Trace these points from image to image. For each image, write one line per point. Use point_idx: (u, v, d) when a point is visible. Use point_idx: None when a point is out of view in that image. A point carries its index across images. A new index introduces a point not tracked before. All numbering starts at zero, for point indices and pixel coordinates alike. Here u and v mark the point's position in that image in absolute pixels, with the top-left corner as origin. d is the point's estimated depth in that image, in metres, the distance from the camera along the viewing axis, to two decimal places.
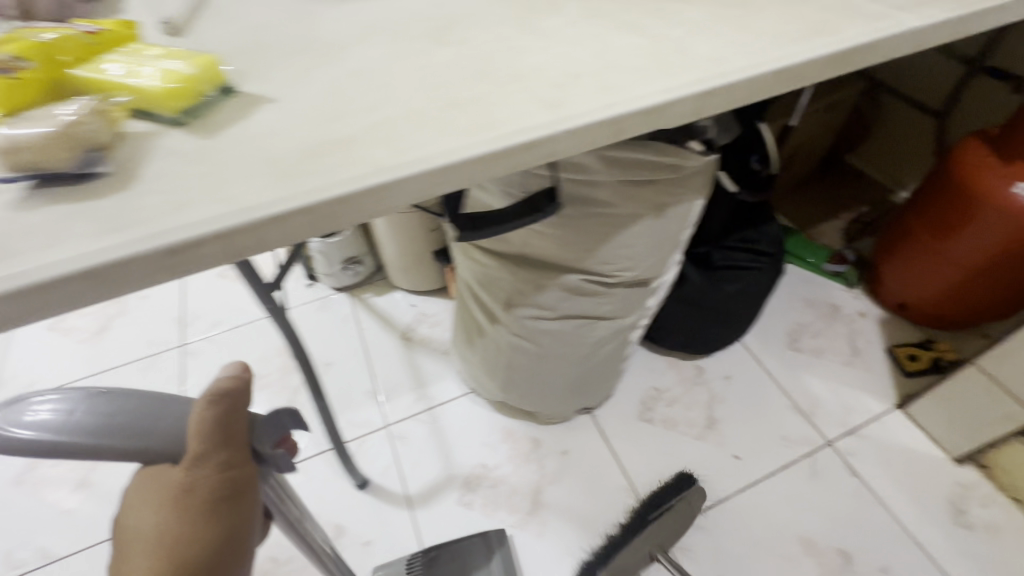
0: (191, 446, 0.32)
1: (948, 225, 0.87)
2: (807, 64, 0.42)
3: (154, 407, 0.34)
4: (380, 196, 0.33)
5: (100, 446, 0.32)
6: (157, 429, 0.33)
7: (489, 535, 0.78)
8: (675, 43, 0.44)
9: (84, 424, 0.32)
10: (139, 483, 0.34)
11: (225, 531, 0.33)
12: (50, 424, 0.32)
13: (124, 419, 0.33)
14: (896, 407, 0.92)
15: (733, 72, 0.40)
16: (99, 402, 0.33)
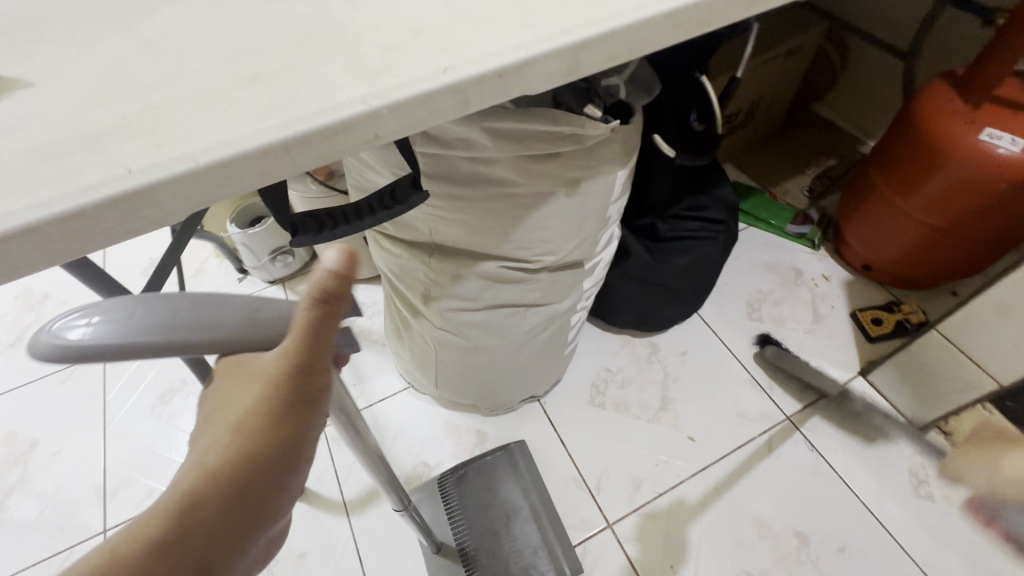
0: (289, 338, 0.26)
1: (913, 175, 0.80)
2: (704, 5, 0.34)
3: (225, 303, 0.29)
4: (137, 205, 0.26)
5: (210, 340, 0.28)
6: (224, 319, 0.28)
7: (511, 449, 0.82)
8: None
9: (143, 323, 0.26)
10: (226, 366, 0.29)
11: (300, 433, 0.28)
12: (130, 331, 0.26)
13: (185, 313, 0.27)
14: (858, 374, 0.87)
15: (612, 17, 0.32)
16: (161, 300, 0.27)
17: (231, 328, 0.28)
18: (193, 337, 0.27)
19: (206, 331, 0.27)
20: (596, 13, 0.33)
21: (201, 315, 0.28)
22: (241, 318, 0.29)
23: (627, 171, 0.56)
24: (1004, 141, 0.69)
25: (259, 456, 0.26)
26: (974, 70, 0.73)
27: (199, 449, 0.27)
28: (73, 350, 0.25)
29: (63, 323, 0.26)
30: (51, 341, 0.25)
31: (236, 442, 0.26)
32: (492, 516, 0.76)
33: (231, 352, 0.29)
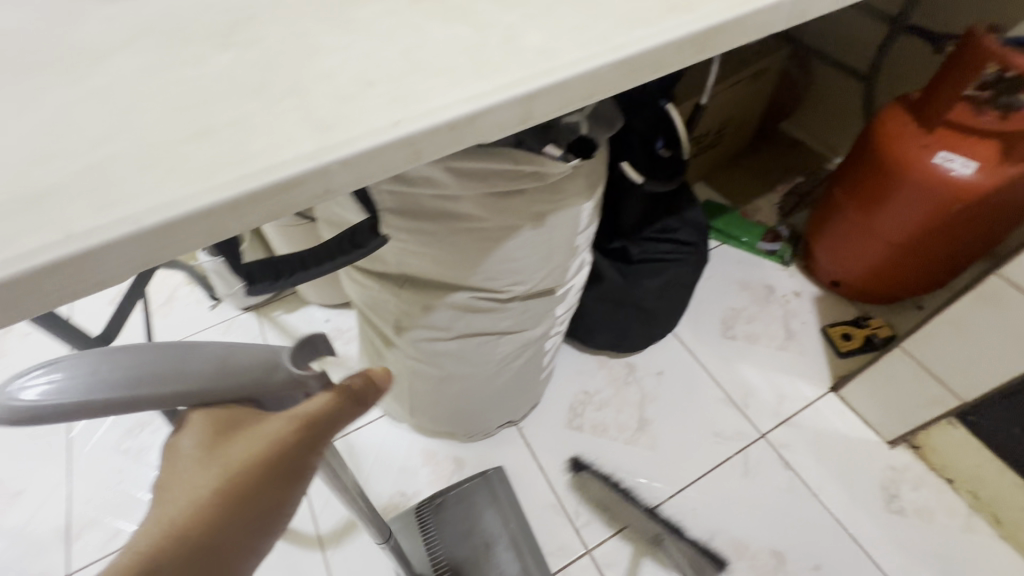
0: (303, 411, 0.29)
1: (874, 196, 0.82)
2: (653, 52, 0.35)
3: (189, 355, 0.29)
4: (76, 270, 0.26)
5: (169, 392, 0.28)
6: (189, 370, 0.29)
7: (489, 475, 0.80)
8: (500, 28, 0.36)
9: (105, 378, 0.27)
10: (198, 416, 0.29)
11: (280, 507, 0.27)
12: (90, 386, 0.27)
13: (148, 366, 0.28)
14: (830, 389, 0.89)
15: (564, 66, 0.33)
16: (127, 355, 0.28)
17: (200, 379, 0.29)
18: (157, 389, 0.28)
19: (168, 383, 0.28)
20: (547, 63, 0.33)
21: (164, 366, 0.28)
22: (208, 370, 0.29)
23: (593, 202, 0.56)
24: (957, 164, 0.72)
25: (239, 518, 0.25)
26: (927, 96, 0.76)
27: (169, 502, 0.25)
28: (35, 409, 0.26)
29: (26, 381, 0.27)
30: (13, 400, 0.26)
31: (213, 497, 0.25)
32: (471, 545, 0.75)
33: (212, 405, 0.29)
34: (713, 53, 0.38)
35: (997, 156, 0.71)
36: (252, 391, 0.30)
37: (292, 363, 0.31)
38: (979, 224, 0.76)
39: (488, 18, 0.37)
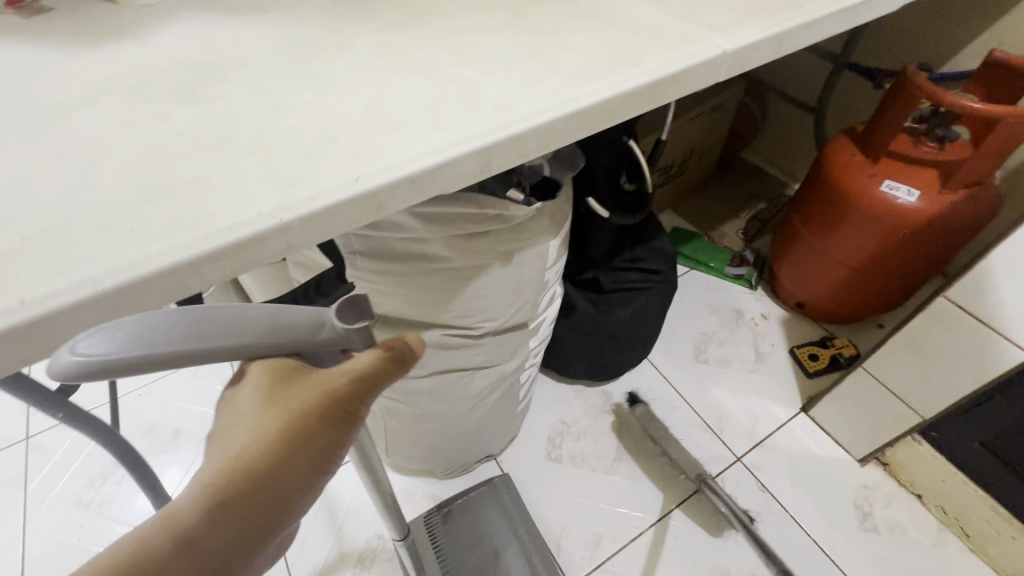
0: (351, 370, 0.29)
1: (829, 222, 0.86)
2: (605, 105, 0.37)
3: (237, 311, 0.27)
4: (31, 336, 0.25)
5: (234, 345, 0.27)
6: (251, 326, 0.27)
7: (495, 483, 0.80)
8: (459, 85, 0.38)
9: (167, 331, 0.25)
10: (258, 367, 0.29)
11: (328, 455, 0.29)
12: (151, 342, 0.24)
13: (207, 319, 0.26)
14: (801, 410, 0.91)
15: (521, 119, 0.35)
16: (173, 313, 0.26)
17: (256, 334, 0.27)
18: (221, 342, 0.26)
19: (230, 337, 0.26)
20: (503, 117, 0.35)
21: (223, 322, 0.27)
22: (262, 322, 0.28)
23: (560, 239, 0.58)
24: (902, 192, 0.76)
25: (293, 463, 0.28)
26: (870, 129, 0.80)
27: (229, 446, 0.27)
28: (93, 368, 0.23)
29: (75, 344, 0.23)
30: (68, 363, 0.23)
31: (271, 446, 0.27)
32: (479, 555, 0.74)
33: (268, 357, 0.29)
34: (662, 103, 0.40)
35: (938, 183, 0.76)
36: (303, 348, 0.29)
37: (339, 322, 0.30)
38: (927, 247, 0.80)
39: (447, 75, 0.39)
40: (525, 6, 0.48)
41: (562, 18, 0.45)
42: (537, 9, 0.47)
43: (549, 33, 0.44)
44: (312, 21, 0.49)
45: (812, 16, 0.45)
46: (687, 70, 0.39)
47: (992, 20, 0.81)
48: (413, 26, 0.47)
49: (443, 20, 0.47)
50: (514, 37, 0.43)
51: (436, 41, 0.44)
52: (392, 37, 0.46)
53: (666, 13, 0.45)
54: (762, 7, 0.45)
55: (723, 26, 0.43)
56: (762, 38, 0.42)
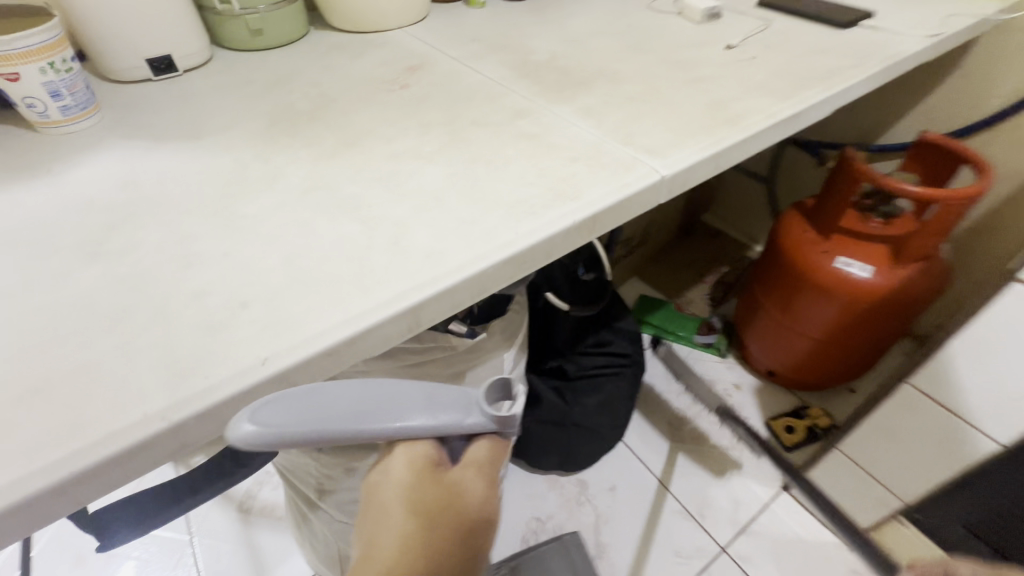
0: (476, 457, 0.35)
1: (791, 296, 0.86)
2: (542, 243, 0.36)
3: (400, 392, 0.31)
4: None
5: (400, 424, 0.30)
6: (408, 405, 0.31)
7: (564, 539, 0.80)
8: (388, 228, 0.36)
9: (337, 409, 0.28)
10: (407, 453, 0.33)
11: (467, 545, 0.32)
12: (340, 414, 0.27)
13: (370, 400, 0.29)
14: (782, 489, 0.88)
15: (450, 272, 0.33)
16: (352, 387, 0.29)
17: (418, 413, 0.31)
18: (380, 422, 0.29)
19: (389, 418, 0.30)
20: (433, 268, 0.33)
21: (383, 400, 0.30)
22: (421, 402, 0.32)
23: (515, 349, 0.55)
24: (855, 268, 0.77)
25: (439, 550, 0.31)
26: (818, 206, 0.82)
27: (381, 540, 0.31)
28: (271, 437, 0.25)
29: (255, 411, 0.26)
30: (249, 431, 0.25)
31: (417, 534, 0.31)
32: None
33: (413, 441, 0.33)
34: (601, 232, 0.39)
35: (889, 257, 0.77)
36: (450, 431, 0.32)
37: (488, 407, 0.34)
38: (887, 319, 0.81)
39: (379, 214, 0.38)
40: (463, 128, 0.47)
41: (500, 143, 0.45)
42: (476, 132, 0.47)
43: (486, 160, 0.43)
44: (244, 148, 0.47)
45: (747, 133, 0.45)
46: (624, 199, 0.39)
47: (918, 100, 0.86)
48: (348, 153, 0.46)
49: (381, 144, 0.46)
50: (450, 167, 0.42)
51: (370, 172, 0.43)
52: (326, 165, 0.44)
53: (603, 135, 0.45)
54: (697, 125, 0.46)
55: (659, 148, 0.43)
56: (699, 158, 0.42)
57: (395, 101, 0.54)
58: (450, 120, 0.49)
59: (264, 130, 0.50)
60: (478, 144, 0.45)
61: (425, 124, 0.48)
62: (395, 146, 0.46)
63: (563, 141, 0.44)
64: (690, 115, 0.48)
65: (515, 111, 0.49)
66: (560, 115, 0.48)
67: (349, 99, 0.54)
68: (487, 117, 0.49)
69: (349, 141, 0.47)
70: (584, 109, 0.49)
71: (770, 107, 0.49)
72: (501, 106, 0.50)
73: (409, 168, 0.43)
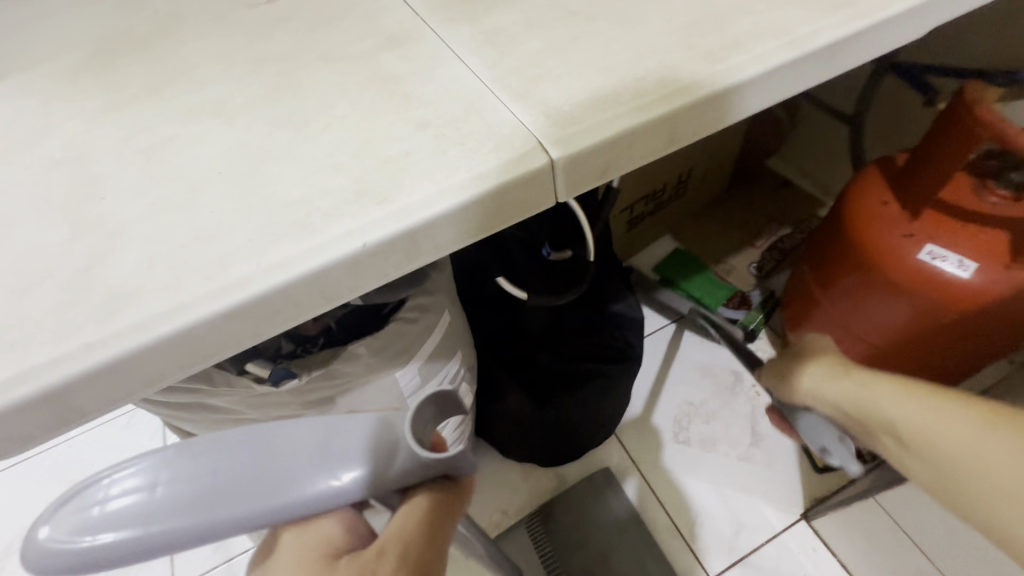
0: (392, 540, 0.22)
1: (848, 289, 0.64)
2: (300, 284, 0.22)
3: (266, 447, 0.21)
4: None
5: (268, 500, 0.20)
6: (279, 464, 0.20)
7: (595, 479, 0.77)
8: (92, 244, 0.24)
9: (163, 498, 0.19)
10: (290, 541, 0.22)
11: None
12: (155, 507, 0.19)
13: (239, 469, 0.20)
14: (802, 517, 0.73)
15: (120, 335, 0.20)
16: (188, 459, 0.20)
17: (292, 479, 0.20)
18: (261, 501, 0.20)
19: (272, 493, 0.20)
20: (100, 330, 0.20)
21: (261, 467, 0.20)
22: (296, 456, 0.20)
23: (417, 363, 0.43)
24: (949, 263, 0.54)
25: None
26: (910, 169, 0.58)
27: None
28: (109, 551, 0.19)
29: (78, 513, 0.19)
30: (74, 552, 0.19)
31: None
32: (587, 556, 0.71)
33: (296, 526, 0.22)
34: (435, 255, 0.24)
35: (1006, 252, 0.53)
36: (351, 493, 0.20)
37: (422, 449, 0.21)
38: (989, 335, 0.58)
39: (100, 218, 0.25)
40: (303, 68, 0.32)
41: (336, 93, 0.29)
42: (316, 73, 0.31)
43: (299, 124, 0.28)
44: (26, 92, 0.35)
45: (741, 75, 0.26)
46: (469, 207, 0.23)
47: None
48: (137, 106, 0.32)
49: (185, 91, 0.32)
50: (245, 133, 0.28)
51: (140, 139, 0.29)
52: (98, 124, 0.31)
53: (490, 81, 0.28)
54: (654, 62, 0.27)
55: (566, 108, 0.25)
56: (630, 128, 0.24)
57: (243, 18, 0.38)
58: (295, 53, 0.33)
59: (67, 64, 0.37)
60: (302, 95, 0.30)
61: (260, 60, 0.33)
62: (199, 95, 0.31)
63: (420, 94, 0.28)
64: (653, 39, 0.28)
65: (388, 38, 0.32)
66: (448, 44, 0.31)
67: (190, 15, 0.39)
68: (344, 49, 0.32)
69: (152, 85, 0.33)
70: (489, 33, 0.31)
71: (802, 21, 0.28)
72: (370, 28, 0.33)
73: (191, 135, 0.29)
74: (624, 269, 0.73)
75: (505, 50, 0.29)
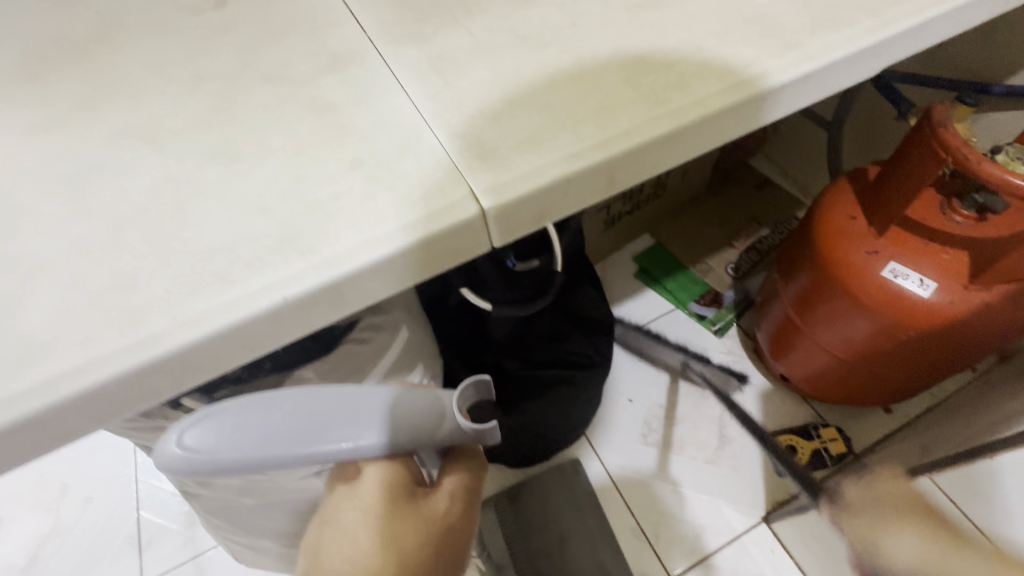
0: (444, 482, 0.30)
1: (815, 302, 0.65)
2: (218, 339, 0.21)
3: (325, 402, 0.25)
4: None
5: (316, 440, 0.24)
6: (332, 415, 0.24)
7: (564, 468, 0.79)
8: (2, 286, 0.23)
9: (245, 427, 0.24)
10: (373, 476, 0.28)
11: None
12: (233, 434, 0.24)
13: (298, 417, 0.24)
14: (762, 519, 0.75)
15: (25, 395, 0.20)
16: (262, 406, 0.25)
17: (339, 425, 0.24)
18: (313, 441, 0.24)
19: (332, 436, 0.24)
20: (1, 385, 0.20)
21: (328, 414, 0.24)
22: (347, 410, 0.25)
23: (370, 380, 0.43)
24: (911, 281, 0.55)
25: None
26: (877, 185, 0.58)
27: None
28: (193, 458, 0.24)
29: (183, 429, 0.24)
30: (177, 454, 0.24)
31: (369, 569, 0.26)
32: (545, 537, 0.73)
33: (381, 467, 0.28)
34: (364, 301, 0.24)
35: (965, 274, 0.54)
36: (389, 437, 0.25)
37: (465, 421, 0.27)
38: (945, 352, 0.59)
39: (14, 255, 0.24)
40: (242, 90, 0.30)
41: (272, 122, 0.28)
42: (255, 97, 0.30)
43: (231, 156, 0.27)
44: None
45: (681, 120, 0.25)
46: (396, 258, 0.23)
47: None
48: (64, 123, 0.30)
49: (116, 109, 0.31)
50: (173, 165, 0.27)
51: (64, 164, 0.28)
52: (21, 143, 0.29)
53: (430, 115, 0.27)
54: (597, 101, 0.26)
55: (503, 151, 0.25)
56: (564, 175, 0.24)
57: (182, 23, 0.36)
58: (235, 72, 0.31)
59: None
60: (236, 121, 0.28)
61: (199, 77, 0.32)
62: (131, 114, 0.30)
63: (357, 128, 0.27)
64: (600, 74, 0.27)
65: (331, 58, 0.31)
66: (391, 68, 0.30)
67: (125, 16, 0.37)
68: (286, 70, 0.31)
69: (81, 99, 0.32)
70: (434, 58, 0.30)
71: (746, 63, 0.27)
72: (313, 46, 0.32)
73: (118, 162, 0.27)
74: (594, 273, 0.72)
75: (450, 79, 0.28)
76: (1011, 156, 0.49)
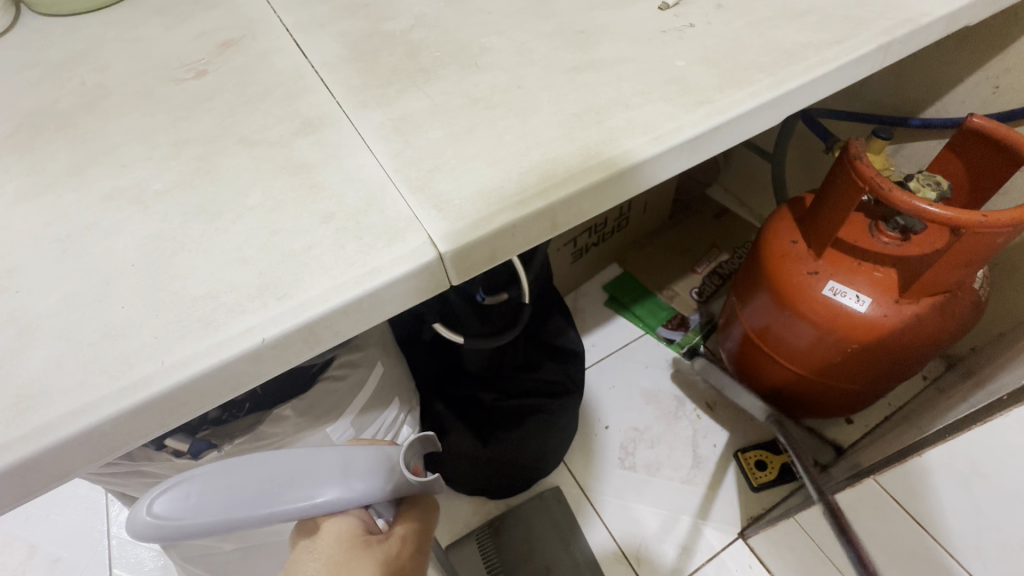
0: (400, 526, 0.30)
1: (769, 325, 0.69)
2: (203, 379, 0.23)
3: (301, 461, 0.25)
4: None
5: (297, 498, 0.24)
6: (313, 471, 0.25)
7: (545, 497, 0.80)
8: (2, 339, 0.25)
9: (223, 491, 0.23)
10: (336, 525, 0.28)
11: None
12: (210, 499, 0.23)
13: (279, 477, 0.25)
14: (739, 535, 0.77)
15: (24, 439, 0.22)
16: (241, 468, 0.24)
17: (318, 483, 0.25)
18: (294, 500, 0.24)
19: (303, 494, 0.24)
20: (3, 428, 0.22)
21: (299, 473, 0.25)
22: (324, 469, 0.25)
23: (346, 415, 0.45)
24: (848, 298, 0.60)
25: None
26: (812, 214, 0.64)
27: None
28: (170, 525, 0.23)
29: (157, 495, 0.23)
30: (152, 521, 0.23)
31: None
32: (530, 568, 0.73)
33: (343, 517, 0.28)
34: (337, 337, 0.26)
35: (895, 288, 0.59)
36: (362, 490, 0.26)
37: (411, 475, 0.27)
38: (890, 361, 0.63)
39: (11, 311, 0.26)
40: (222, 153, 0.33)
41: (250, 180, 0.31)
42: (233, 158, 0.33)
43: (213, 213, 0.30)
44: None
45: (610, 170, 0.29)
46: (365, 298, 0.25)
47: (982, 63, 0.62)
48: (54, 188, 0.33)
49: (104, 173, 0.33)
50: (159, 223, 0.30)
51: (55, 225, 0.30)
52: (14, 207, 0.32)
53: (393, 171, 0.30)
54: (539, 155, 0.30)
55: (457, 202, 0.28)
56: (511, 220, 0.27)
57: (165, 91, 0.39)
58: (215, 137, 0.35)
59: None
60: (217, 181, 0.31)
61: (183, 142, 0.35)
62: (119, 177, 0.33)
63: (325, 185, 0.30)
64: (542, 131, 0.32)
65: (304, 122, 0.34)
66: (358, 129, 0.33)
67: (111, 87, 0.40)
68: (263, 133, 0.34)
69: (72, 165, 0.34)
70: (397, 119, 0.33)
71: (664, 119, 0.31)
72: (287, 110, 0.36)
73: (108, 221, 0.30)
74: (563, 303, 0.76)
75: (410, 139, 0.32)
76: (922, 182, 0.55)
